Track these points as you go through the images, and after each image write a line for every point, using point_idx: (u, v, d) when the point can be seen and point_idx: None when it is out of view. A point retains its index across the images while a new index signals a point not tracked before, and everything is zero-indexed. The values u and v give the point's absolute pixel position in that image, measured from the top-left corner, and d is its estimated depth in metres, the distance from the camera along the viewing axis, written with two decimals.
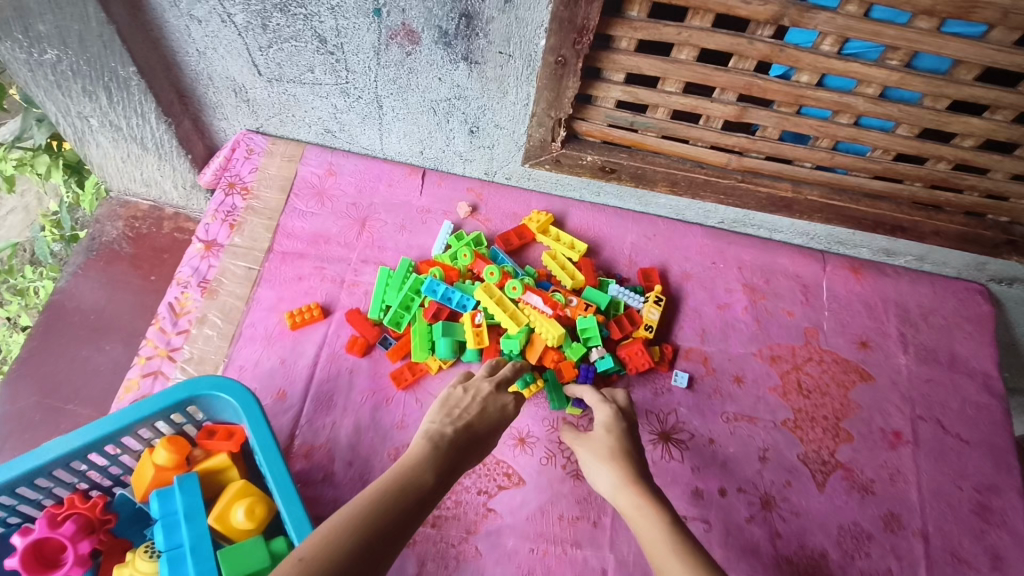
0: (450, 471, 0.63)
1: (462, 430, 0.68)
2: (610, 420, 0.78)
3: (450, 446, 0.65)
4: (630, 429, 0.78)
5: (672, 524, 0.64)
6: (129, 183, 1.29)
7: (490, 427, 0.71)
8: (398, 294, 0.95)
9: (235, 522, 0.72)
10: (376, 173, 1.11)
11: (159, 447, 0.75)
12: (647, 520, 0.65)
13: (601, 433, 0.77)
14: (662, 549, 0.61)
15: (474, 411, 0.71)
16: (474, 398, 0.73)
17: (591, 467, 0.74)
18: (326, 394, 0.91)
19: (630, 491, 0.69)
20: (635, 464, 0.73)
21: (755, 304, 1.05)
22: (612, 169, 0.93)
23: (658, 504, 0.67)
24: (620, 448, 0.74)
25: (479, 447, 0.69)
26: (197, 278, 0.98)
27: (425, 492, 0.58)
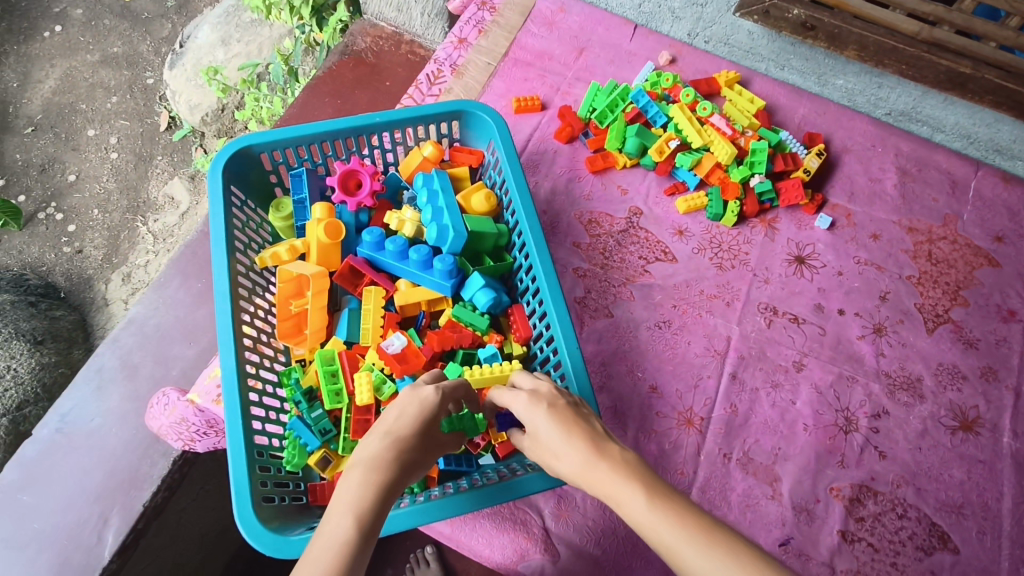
0: (380, 517, 0.53)
1: (390, 464, 0.57)
2: (542, 402, 0.64)
3: (374, 488, 0.54)
4: (566, 402, 0.65)
5: (654, 493, 0.52)
6: (383, 8, 1.59)
7: (421, 450, 0.62)
8: (606, 99, 1.16)
9: (474, 204, 0.98)
10: (597, 18, 1.32)
11: (427, 146, 1.02)
12: (629, 504, 0.52)
13: (540, 417, 0.63)
14: (660, 528, 0.50)
15: (394, 415, 0.62)
16: (397, 407, 0.64)
17: (550, 459, 0.61)
18: (533, 161, 1.16)
19: (599, 469, 0.56)
20: (592, 430, 0.60)
21: (903, 184, 1.19)
22: (812, 26, 1.09)
23: (631, 476, 0.54)
24: (565, 428, 0.61)
25: (407, 478, 0.59)
26: (449, 62, 1.25)
27: (357, 549, 0.50)
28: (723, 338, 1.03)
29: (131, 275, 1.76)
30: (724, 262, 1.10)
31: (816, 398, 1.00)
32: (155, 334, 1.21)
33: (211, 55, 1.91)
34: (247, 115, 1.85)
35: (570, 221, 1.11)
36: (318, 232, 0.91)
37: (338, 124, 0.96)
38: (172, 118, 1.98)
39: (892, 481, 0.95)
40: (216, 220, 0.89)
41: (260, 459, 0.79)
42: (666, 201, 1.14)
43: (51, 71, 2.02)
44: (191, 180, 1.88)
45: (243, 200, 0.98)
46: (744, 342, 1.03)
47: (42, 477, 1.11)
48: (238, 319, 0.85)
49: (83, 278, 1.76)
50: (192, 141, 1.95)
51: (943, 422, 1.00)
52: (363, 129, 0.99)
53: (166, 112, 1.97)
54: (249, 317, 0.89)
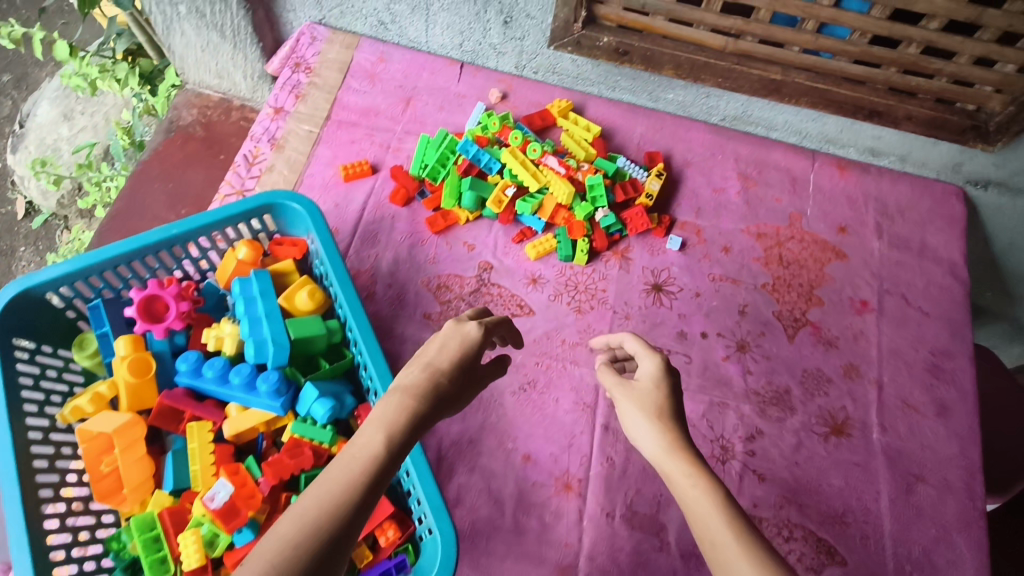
0: (410, 442, 0.54)
1: (429, 392, 0.57)
2: (656, 376, 0.70)
3: (407, 414, 0.55)
4: (676, 382, 0.70)
5: (723, 499, 0.58)
6: (203, 75, 1.47)
7: (464, 382, 0.61)
8: (436, 153, 1.09)
9: (299, 303, 0.90)
10: (421, 62, 1.26)
11: (241, 246, 0.94)
12: (699, 493, 0.59)
13: (649, 385, 0.69)
14: (718, 529, 0.56)
15: (433, 349, 0.61)
16: (438, 340, 0.62)
17: (633, 422, 0.68)
18: (372, 232, 1.08)
19: (679, 457, 0.62)
20: (682, 425, 0.66)
21: (747, 189, 1.19)
22: (625, 51, 1.05)
23: (706, 473, 0.61)
24: (667, 409, 0.67)
25: (447, 407, 0.59)
26: (267, 136, 1.15)
27: (379, 469, 0.51)
28: (591, 388, 1.00)
29: None
30: (582, 304, 1.06)
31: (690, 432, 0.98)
32: None
33: (54, 132, 1.84)
34: (92, 201, 1.79)
35: (417, 291, 1.04)
36: (123, 372, 0.82)
37: (129, 244, 0.87)
38: (30, 204, 1.90)
39: (775, 504, 0.94)
40: None
41: None
42: (516, 249, 1.09)
43: None
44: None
45: (34, 348, 0.86)
46: None
47: None
48: (35, 502, 0.74)
49: None
50: (55, 224, 1.88)
51: (814, 430, 1.00)
52: (161, 243, 0.89)
53: (22, 199, 1.90)
54: (53, 493, 0.78)
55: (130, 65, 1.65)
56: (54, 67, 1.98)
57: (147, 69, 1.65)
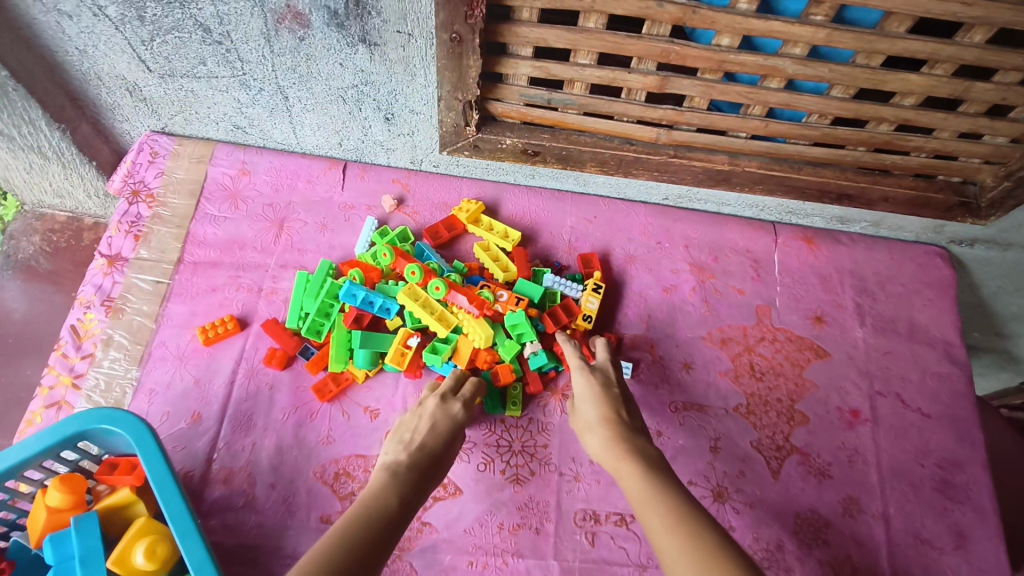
0: (412, 496, 0.65)
1: (413, 449, 0.71)
2: (596, 389, 0.78)
3: (401, 469, 0.67)
4: (611, 390, 0.78)
5: (654, 476, 0.64)
6: (41, 196, 1.21)
7: (441, 453, 0.72)
8: (315, 301, 0.88)
9: (135, 565, 0.67)
10: (294, 169, 1.03)
11: (51, 488, 0.69)
12: (630, 480, 0.65)
13: (585, 401, 0.77)
14: (648, 504, 0.60)
15: (425, 430, 0.73)
16: (425, 417, 0.75)
17: (585, 437, 0.75)
18: (245, 414, 0.85)
19: (617, 448, 0.69)
20: (620, 425, 0.73)
21: (703, 283, 1.00)
22: (535, 152, 0.86)
23: (638, 461, 0.66)
24: (604, 414, 0.74)
25: (436, 477, 0.70)
26: (100, 296, 0.91)
27: (391, 518, 0.60)
28: None
29: None
30: (521, 471, 0.85)
31: None
32: None
33: None
34: None
35: (309, 487, 0.82)
36: None
37: None
38: None
39: None
40: None
41: None
42: None
43: None
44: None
45: None
46: None
47: None
48: None
49: None
50: None
51: None
52: None
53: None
54: None
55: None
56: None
57: None
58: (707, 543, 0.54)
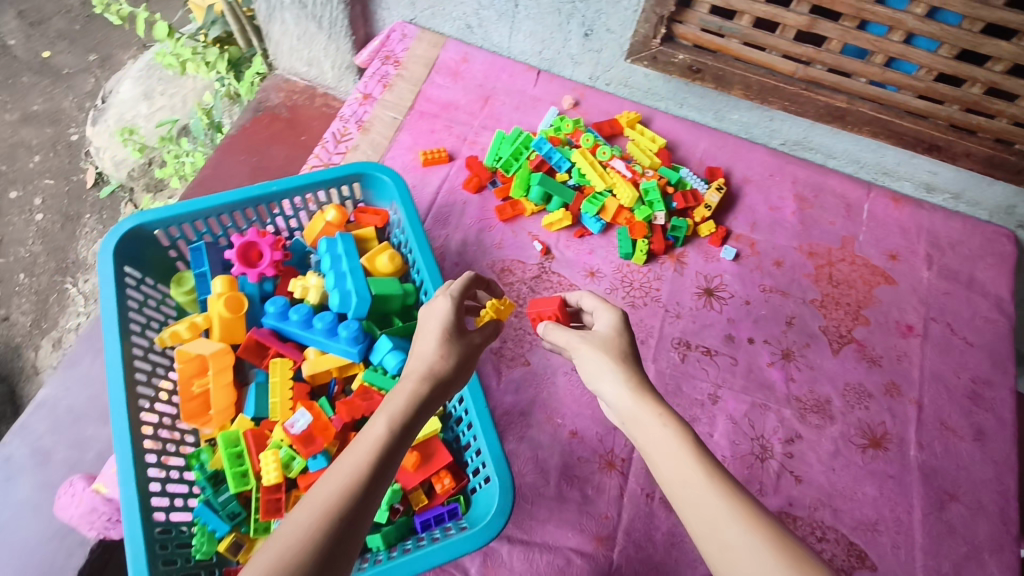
0: (415, 418, 0.61)
1: (427, 377, 0.64)
2: (606, 327, 0.74)
3: (411, 397, 0.62)
4: (626, 330, 0.74)
5: (682, 441, 0.62)
6: (294, 63, 1.59)
7: (455, 374, 0.67)
8: (511, 147, 1.17)
9: (380, 265, 0.98)
10: (501, 65, 1.35)
11: (330, 209, 1.02)
12: (665, 440, 0.62)
13: (612, 335, 0.73)
14: (688, 469, 0.59)
15: (434, 345, 0.67)
16: (421, 323, 0.71)
17: (596, 377, 0.70)
18: (444, 214, 1.17)
19: (643, 402, 0.66)
20: (642, 371, 0.69)
21: (802, 210, 1.24)
22: (698, 69, 1.13)
23: (672, 422, 0.64)
24: (625, 358, 0.70)
25: (449, 387, 0.66)
26: (355, 118, 1.26)
27: (388, 450, 0.57)
28: None
29: (61, 340, 1.80)
30: (636, 300, 1.12)
31: (732, 428, 1.02)
32: (69, 417, 1.23)
33: (133, 110, 1.97)
34: (168, 172, 1.90)
35: (483, 271, 1.12)
36: (219, 307, 0.90)
37: (239, 194, 0.95)
38: (99, 174, 2.02)
39: (809, 505, 0.97)
40: (107, 308, 0.87)
41: (163, 553, 0.78)
42: (576, 243, 1.16)
43: None
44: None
45: (140, 278, 0.96)
46: (660, 378, 1.05)
47: None
48: (135, 411, 0.84)
49: (11, 346, 1.78)
50: (121, 195, 2.00)
51: (853, 441, 1.03)
52: (262, 198, 0.98)
53: (92, 168, 2.02)
54: (149, 403, 0.87)
55: (220, 49, 1.81)
56: (140, 49, 2.17)
57: (235, 55, 1.82)
58: (759, 520, 0.55)
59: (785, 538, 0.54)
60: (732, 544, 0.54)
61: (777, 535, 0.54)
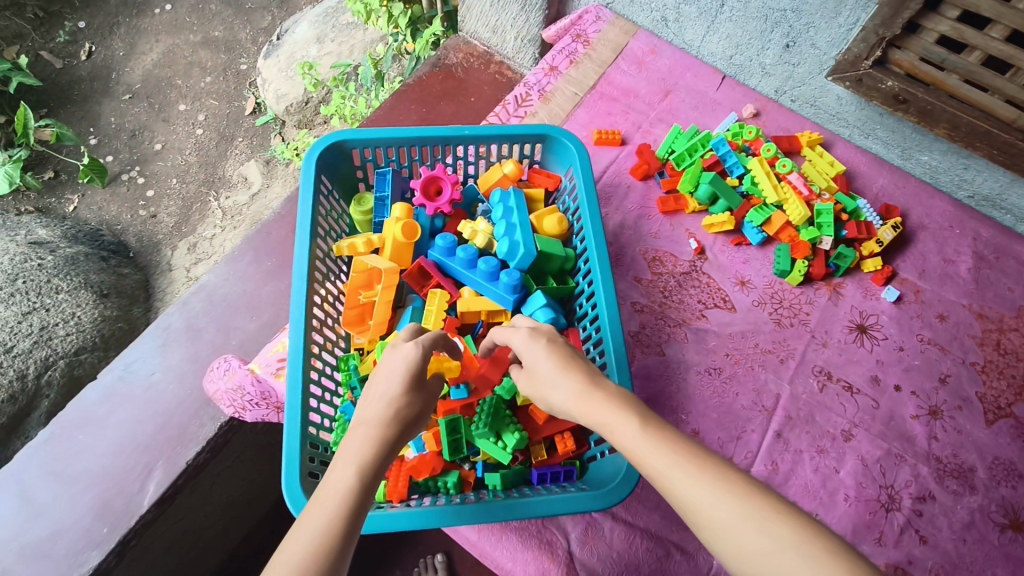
0: (381, 470, 0.56)
1: (389, 421, 0.60)
2: (530, 339, 0.69)
3: (373, 443, 0.58)
4: (559, 338, 0.70)
5: (640, 424, 0.58)
6: (479, 28, 1.65)
7: (416, 419, 0.63)
8: (687, 143, 1.18)
9: (547, 226, 1.01)
10: (687, 64, 1.35)
11: (509, 163, 1.06)
12: (624, 434, 0.58)
13: (538, 349, 0.68)
14: (651, 453, 0.55)
15: (395, 386, 0.63)
16: (379, 367, 0.66)
17: (548, 391, 0.66)
18: (606, 193, 1.20)
19: (594, 397, 0.61)
20: (586, 368, 0.65)
21: (979, 269, 1.17)
22: (904, 100, 1.10)
23: (627, 406, 0.60)
24: (565, 362, 0.66)
25: (410, 431, 0.62)
26: (538, 87, 1.30)
27: (357, 502, 0.53)
28: (772, 395, 1.02)
29: (196, 246, 1.90)
30: (783, 319, 1.09)
31: (861, 470, 0.98)
32: (222, 304, 1.29)
33: (304, 51, 2.09)
34: (332, 111, 1.96)
35: (635, 255, 1.13)
36: (395, 231, 0.96)
37: (433, 132, 1.01)
38: (257, 104, 2.15)
39: (930, 569, 0.92)
40: (304, 208, 0.94)
41: (311, 436, 0.84)
42: (731, 250, 1.15)
43: (155, 46, 2.23)
44: (266, 165, 2.04)
45: (329, 190, 1.03)
46: (793, 402, 1.02)
47: (100, 419, 1.18)
48: (311, 304, 0.91)
49: (152, 242, 1.91)
50: (273, 127, 2.11)
51: (992, 517, 0.96)
52: (450, 140, 1.03)
53: (252, 98, 2.15)
54: (320, 300, 0.94)
55: (404, 7, 1.87)
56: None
57: (416, 14, 1.90)
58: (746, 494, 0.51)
59: (760, 493, 0.51)
60: (731, 529, 0.50)
61: (759, 493, 0.51)
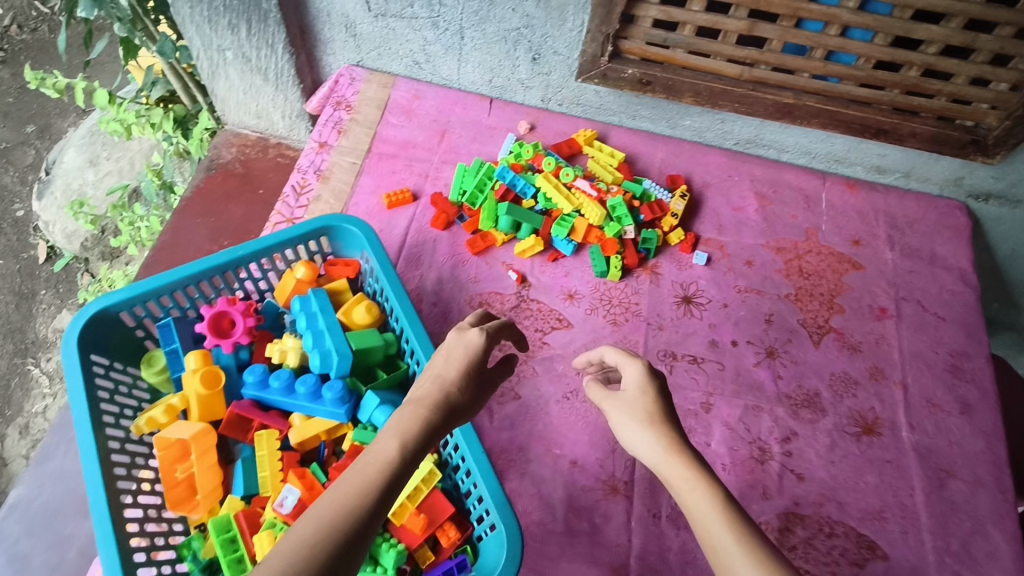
0: (424, 448, 0.59)
1: (440, 404, 0.62)
2: (634, 383, 0.73)
3: (423, 422, 0.60)
4: (662, 389, 0.73)
5: (717, 499, 0.61)
6: (243, 116, 1.56)
7: (466, 403, 0.65)
8: (474, 179, 1.17)
9: (357, 317, 0.96)
10: (453, 98, 1.35)
11: (299, 266, 0.99)
12: (698, 499, 0.62)
13: (636, 393, 0.72)
14: (716, 531, 0.59)
15: (454, 370, 0.65)
16: (444, 350, 0.68)
17: (629, 431, 0.70)
18: (415, 255, 1.15)
19: (674, 458, 0.66)
20: (675, 426, 0.69)
21: (765, 208, 1.26)
22: (648, 82, 1.15)
23: (706, 476, 0.64)
24: (657, 414, 0.70)
25: (460, 414, 0.64)
26: (313, 168, 1.24)
27: (394, 474, 0.55)
28: None
29: (29, 427, 1.67)
30: (619, 317, 1.11)
31: (728, 435, 1.02)
32: (42, 516, 1.10)
33: (81, 177, 1.90)
34: (125, 240, 1.81)
35: (462, 307, 1.10)
36: (194, 385, 0.86)
37: (202, 264, 0.92)
38: (50, 248, 1.91)
39: (814, 501, 0.98)
40: (76, 402, 0.82)
41: None
42: (551, 267, 1.15)
43: None
44: None
45: (108, 364, 0.91)
46: None
47: None
48: (118, 508, 0.78)
49: None
50: (76, 266, 1.89)
51: (846, 430, 1.04)
52: (227, 266, 0.95)
53: (43, 243, 1.91)
54: (132, 499, 0.82)
55: (164, 109, 1.75)
56: (70, 120, 2.09)
57: (181, 113, 1.76)
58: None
59: None
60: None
61: None
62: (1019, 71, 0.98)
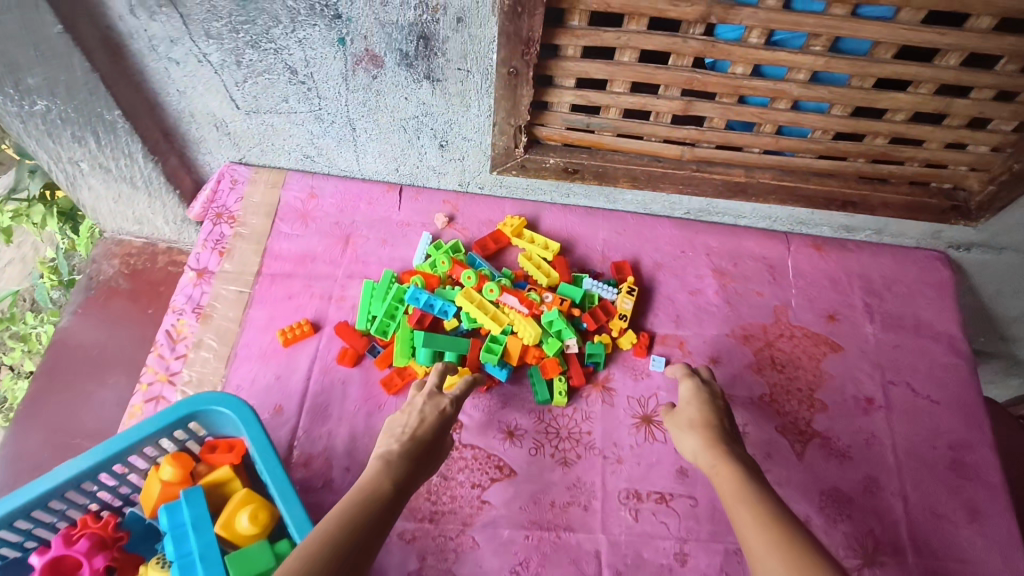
0: (406, 483, 0.66)
1: (410, 451, 0.70)
2: (688, 391, 0.86)
3: (400, 463, 0.67)
4: (717, 400, 0.85)
5: (753, 482, 0.67)
6: (122, 223, 1.29)
7: (431, 454, 0.73)
8: (383, 304, 1.00)
9: (240, 529, 0.76)
10: (356, 192, 1.15)
11: (164, 464, 0.81)
12: (731, 487, 0.67)
13: (687, 403, 0.85)
14: (745, 512, 0.63)
15: (417, 423, 0.74)
16: (417, 411, 0.76)
17: (679, 434, 0.82)
18: (321, 404, 0.96)
19: (712, 450, 0.75)
20: (718, 428, 0.79)
21: (725, 287, 1.10)
22: (574, 170, 0.98)
23: (746, 471, 0.69)
24: (705, 415, 0.81)
25: (427, 463, 0.72)
26: (191, 305, 1.03)
27: (386, 499, 0.61)
28: (592, 558, 0.87)
29: None
30: (569, 455, 0.94)
31: None
32: None
33: None
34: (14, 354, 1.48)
35: None
36: None
37: (26, 496, 0.72)
38: None
39: None
40: None
41: None
42: (484, 399, 0.98)
43: None
44: None
45: None
46: (615, 551, 0.88)
47: None
48: None
49: None
50: None
51: (844, 565, 0.89)
52: (66, 484, 0.76)
53: None
54: None
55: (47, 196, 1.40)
56: None
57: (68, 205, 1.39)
58: (792, 528, 0.58)
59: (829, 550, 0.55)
60: (767, 543, 0.57)
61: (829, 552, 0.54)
62: (1002, 133, 0.84)
